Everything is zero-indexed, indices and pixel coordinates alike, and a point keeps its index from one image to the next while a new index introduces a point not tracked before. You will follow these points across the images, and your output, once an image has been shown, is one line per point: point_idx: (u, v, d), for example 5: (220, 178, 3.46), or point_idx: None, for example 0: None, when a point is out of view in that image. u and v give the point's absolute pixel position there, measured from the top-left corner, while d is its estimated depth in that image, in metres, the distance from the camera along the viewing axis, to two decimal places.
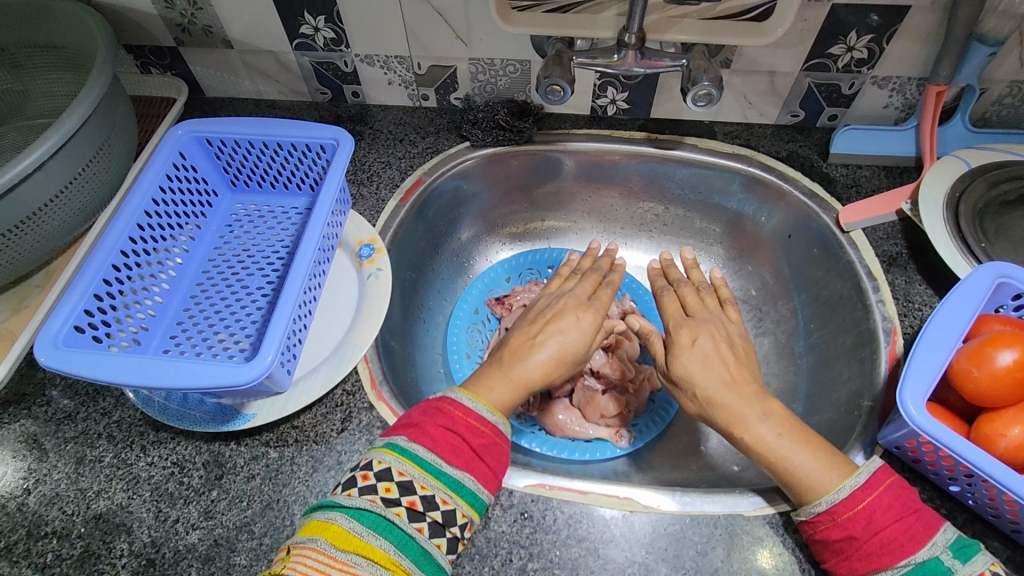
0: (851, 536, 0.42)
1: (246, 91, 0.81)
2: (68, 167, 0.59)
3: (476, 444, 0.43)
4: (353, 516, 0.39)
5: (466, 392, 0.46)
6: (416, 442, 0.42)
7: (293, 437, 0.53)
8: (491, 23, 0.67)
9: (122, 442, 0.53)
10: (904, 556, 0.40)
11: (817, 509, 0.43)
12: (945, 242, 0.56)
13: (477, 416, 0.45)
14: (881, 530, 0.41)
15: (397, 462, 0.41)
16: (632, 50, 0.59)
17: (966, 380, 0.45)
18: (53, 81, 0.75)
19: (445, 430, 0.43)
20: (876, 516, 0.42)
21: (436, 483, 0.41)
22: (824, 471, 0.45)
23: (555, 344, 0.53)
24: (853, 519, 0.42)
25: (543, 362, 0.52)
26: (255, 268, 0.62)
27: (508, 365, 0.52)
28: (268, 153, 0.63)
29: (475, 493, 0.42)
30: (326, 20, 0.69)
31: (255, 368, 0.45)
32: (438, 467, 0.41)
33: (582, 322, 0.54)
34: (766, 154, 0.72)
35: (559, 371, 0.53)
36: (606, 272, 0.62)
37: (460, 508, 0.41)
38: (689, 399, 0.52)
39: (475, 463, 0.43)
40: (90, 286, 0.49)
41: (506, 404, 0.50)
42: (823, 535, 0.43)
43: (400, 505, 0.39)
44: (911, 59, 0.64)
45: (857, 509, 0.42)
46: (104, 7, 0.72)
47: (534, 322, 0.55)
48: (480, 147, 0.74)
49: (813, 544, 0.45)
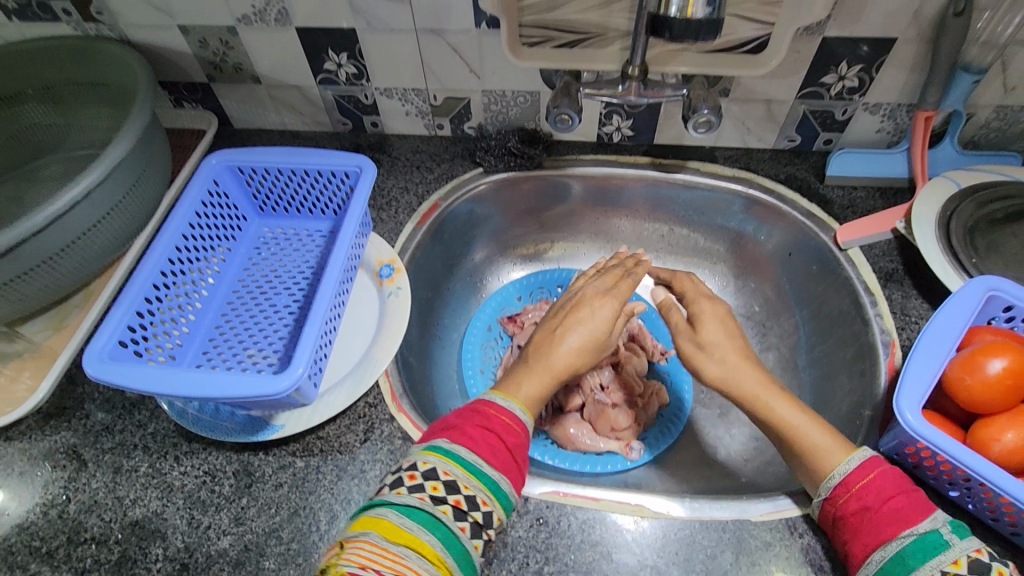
0: (863, 505, 0.44)
1: (272, 122, 0.86)
2: (110, 195, 0.63)
3: (511, 444, 0.47)
4: (403, 513, 0.42)
5: (498, 395, 0.52)
6: (458, 443, 0.46)
7: (318, 447, 0.56)
8: (503, 58, 0.71)
9: (156, 452, 0.56)
10: (908, 526, 0.42)
11: (833, 482, 0.46)
12: (938, 258, 0.59)
13: (510, 415, 0.49)
14: (890, 501, 0.44)
15: (442, 463, 0.44)
16: (635, 81, 0.63)
17: (961, 387, 0.48)
18: (95, 116, 0.80)
19: (483, 432, 0.47)
20: (885, 486, 0.44)
21: (478, 484, 0.44)
22: (837, 446, 0.48)
23: (579, 334, 0.57)
24: (865, 490, 0.45)
25: (568, 352, 0.56)
26: (282, 288, 0.65)
27: (535, 359, 0.56)
28: (295, 180, 0.67)
29: (509, 495, 0.46)
30: (349, 57, 0.74)
31: (286, 380, 0.48)
32: (480, 468, 0.45)
33: (602, 309, 0.58)
34: (766, 177, 0.75)
35: (585, 360, 0.57)
36: (629, 267, 0.65)
37: (496, 510, 0.45)
38: (714, 365, 0.55)
39: (511, 464, 0.46)
40: (133, 304, 0.53)
41: (537, 396, 0.54)
42: (840, 511, 0.45)
43: (446, 503, 0.43)
44: (900, 87, 0.68)
45: (869, 481, 0.45)
46: (142, 47, 0.77)
47: (559, 316, 0.60)
48: (493, 173, 0.78)
49: (831, 527, 0.46)
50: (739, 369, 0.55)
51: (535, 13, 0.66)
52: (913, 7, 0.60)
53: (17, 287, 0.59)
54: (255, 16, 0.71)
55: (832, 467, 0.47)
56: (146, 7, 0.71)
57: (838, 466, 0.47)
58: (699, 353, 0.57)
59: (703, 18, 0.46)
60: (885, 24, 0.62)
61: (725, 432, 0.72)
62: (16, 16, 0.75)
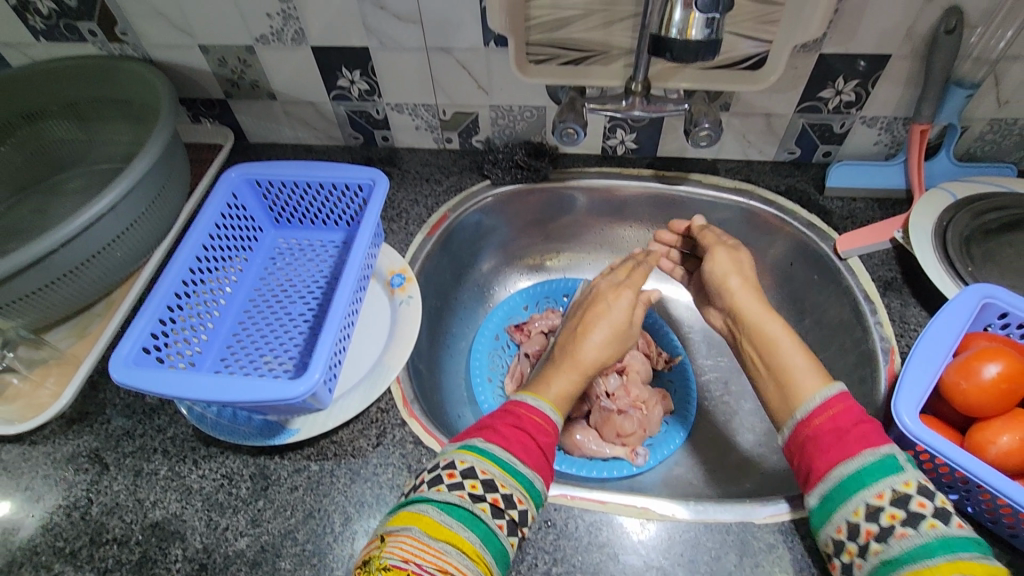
0: (835, 426, 0.48)
1: (285, 137, 0.89)
2: (133, 207, 0.66)
3: (542, 441, 0.52)
4: (444, 509, 0.44)
5: (528, 395, 0.56)
6: (493, 443, 0.49)
7: (332, 451, 0.57)
8: (510, 74, 0.74)
9: (176, 456, 0.58)
10: (871, 448, 0.46)
11: (810, 406, 0.51)
12: (935, 267, 0.61)
13: (541, 414, 0.54)
14: (858, 426, 0.48)
15: (479, 462, 0.47)
16: (638, 96, 0.66)
17: (957, 391, 0.49)
18: (116, 131, 0.83)
19: (517, 431, 0.51)
20: (856, 414, 0.49)
21: (514, 482, 0.47)
22: (816, 376, 0.53)
23: (602, 329, 0.62)
24: (839, 414, 0.49)
25: (595, 347, 0.62)
26: (297, 297, 0.67)
27: (566, 359, 0.61)
28: (310, 193, 0.70)
29: (541, 493, 0.49)
30: (361, 74, 0.77)
31: (303, 385, 0.49)
32: (515, 466, 0.48)
33: (619, 302, 0.64)
34: (766, 189, 0.77)
35: (610, 352, 0.62)
36: (643, 261, 0.70)
37: (531, 508, 0.47)
38: (737, 285, 0.61)
39: (542, 461, 0.50)
40: (156, 312, 0.55)
41: (570, 387, 0.59)
42: (812, 431, 0.49)
43: (484, 501, 0.45)
44: (896, 101, 0.70)
45: (841, 410, 0.49)
46: (163, 65, 0.80)
47: (581, 315, 0.66)
48: (500, 185, 0.81)
49: (799, 447, 0.50)
50: (750, 299, 0.60)
51: (542, 32, 0.68)
52: (906, 25, 0.62)
53: (44, 296, 0.62)
54: (272, 36, 0.73)
55: (809, 394, 0.52)
56: (169, 27, 0.74)
57: (816, 393, 0.51)
58: (732, 271, 0.62)
59: (701, 40, 0.47)
60: (879, 40, 0.64)
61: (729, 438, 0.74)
62: (43, 36, 0.78)
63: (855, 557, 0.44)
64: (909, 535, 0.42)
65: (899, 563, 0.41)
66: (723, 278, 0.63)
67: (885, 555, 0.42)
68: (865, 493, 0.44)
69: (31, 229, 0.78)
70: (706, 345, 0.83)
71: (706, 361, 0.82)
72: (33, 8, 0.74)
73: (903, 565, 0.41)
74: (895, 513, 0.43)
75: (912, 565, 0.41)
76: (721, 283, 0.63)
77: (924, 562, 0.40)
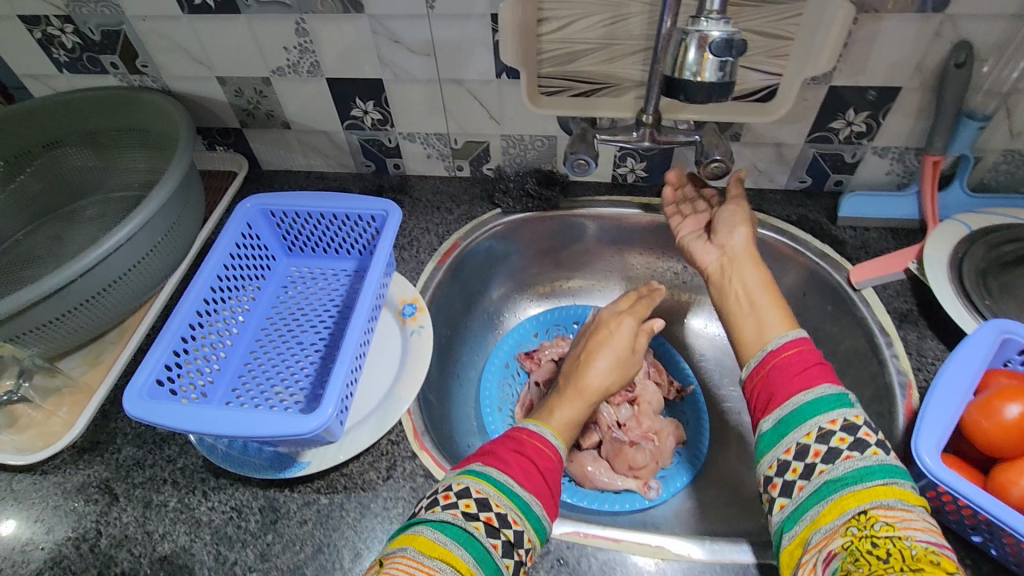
0: (801, 359, 0.52)
1: (298, 164, 0.90)
2: (150, 237, 0.66)
3: (542, 466, 0.51)
4: (437, 528, 0.43)
5: (532, 422, 0.56)
6: (491, 466, 0.49)
7: (343, 484, 0.57)
8: (521, 105, 0.75)
9: (185, 487, 0.58)
10: (831, 382, 0.50)
11: (784, 338, 0.54)
12: (951, 299, 0.60)
13: (541, 440, 0.53)
14: (819, 364, 0.52)
15: (475, 482, 0.47)
16: (649, 128, 0.66)
17: (976, 429, 0.49)
18: (134, 159, 0.84)
19: (516, 455, 0.51)
20: (820, 354, 0.53)
21: (509, 503, 0.46)
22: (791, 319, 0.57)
23: (607, 355, 0.61)
24: (807, 351, 0.53)
25: (599, 374, 0.60)
26: (309, 325, 0.68)
27: (571, 386, 0.60)
28: (323, 223, 0.70)
29: (540, 518, 0.48)
30: (374, 104, 0.78)
31: (316, 419, 0.49)
32: (511, 487, 0.47)
33: (622, 329, 0.63)
34: (778, 218, 0.77)
35: (615, 379, 0.61)
36: (646, 295, 0.69)
37: (527, 531, 0.46)
38: (745, 234, 0.65)
39: (542, 486, 0.49)
40: (170, 344, 0.56)
41: (572, 419, 0.58)
42: (779, 360, 0.53)
43: (478, 519, 0.45)
44: (908, 132, 0.70)
45: (808, 349, 0.53)
46: (180, 96, 0.82)
47: (585, 342, 0.65)
48: (511, 213, 0.81)
49: (763, 375, 0.53)
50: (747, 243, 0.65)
51: (553, 65, 0.70)
52: (916, 58, 0.62)
53: (61, 325, 0.62)
54: (288, 68, 0.75)
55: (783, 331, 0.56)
56: (188, 60, 0.76)
57: (790, 330, 0.56)
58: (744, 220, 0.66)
59: (715, 82, 0.48)
60: (889, 73, 0.64)
61: (742, 471, 0.72)
62: (67, 68, 0.80)
63: (799, 477, 0.46)
64: (854, 457, 0.45)
65: (841, 482, 0.44)
66: (737, 222, 0.66)
67: (830, 474, 0.45)
68: (820, 418, 0.47)
69: (48, 255, 0.79)
70: (718, 373, 0.82)
71: (719, 391, 0.81)
72: (58, 42, 0.76)
73: (844, 485, 0.43)
74: (844, 437, 0.46)
75: (852, 486, 0.43)
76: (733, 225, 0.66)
77: (863, 483, 0.43)
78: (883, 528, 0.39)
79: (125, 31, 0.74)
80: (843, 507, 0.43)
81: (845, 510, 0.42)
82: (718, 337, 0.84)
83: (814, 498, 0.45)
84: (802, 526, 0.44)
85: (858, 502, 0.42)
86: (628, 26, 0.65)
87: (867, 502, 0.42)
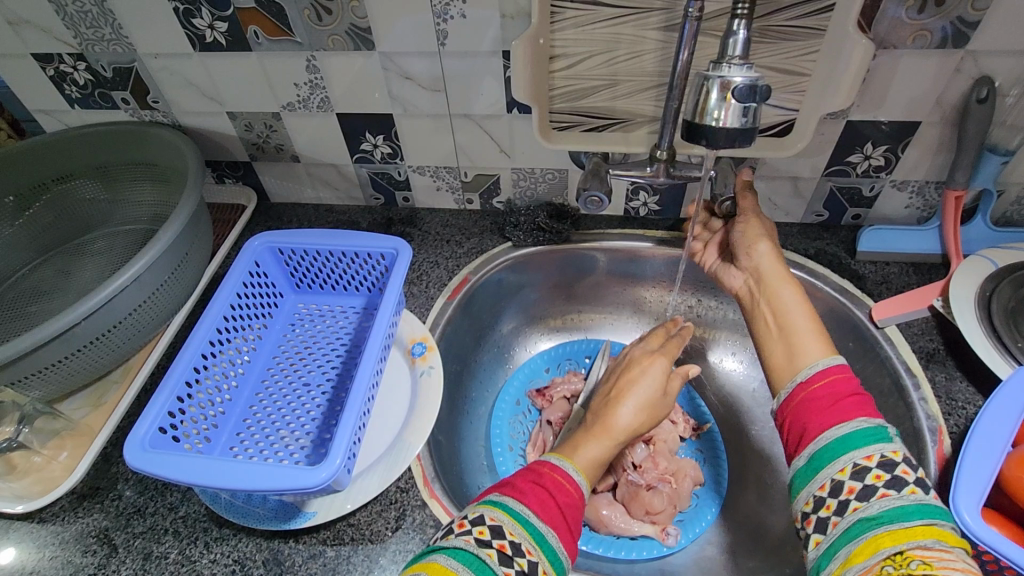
0: (832, 392, 0.48)
1: (307, 197, 0.89)
2: (157, 276, 0.66)
3: (562, 501, 0.48)
4: (450, 555, 0.41)
5: (554, 455, 0.53)
6: (507, 495, 0.47)
7: (350, 535, 0.55)
8: (532, 140, 0.74)
9: (187, 538, 0.56)
10: (866, 416, 0.45)
11: (812, 370, 0.50)
12: (981, 340, 0.58)
13: (562, 473, 0.50)
14: (854, 396, 0.47)
15: (489, 510, 0.45)
16: (662, 163, 0.64)
17: (1018, 486, 0.47)
18: (142, 193, 0.84)
19: (534, 485, 0.48)
20: (854, 384, 0.48)
21: (522, 532, 0.44)
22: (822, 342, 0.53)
23: (637, 395, 0.58)
24: (838, 381, 0.48)
25: (629, 414, 0.57)
26: (316, 366, 0.66)
27: (596, 426, 0.57)
28: (333, 260, 0.70)
29: (555, 550, 0.45)
30: (384, 139, 0.78)
31: (324, 471, 0.47)
32: (526, 517, 0.45)
33: (653, 369, 0.61)
34: (795, 252, 0.75)
35: (645, 420, 0.58)
36: (675, 333, 0.69)
37: (542, 563, 0.43)
38: (766, 250, 0.61)
39: (559, 520, 0.46)
40: (174, 390, 0.54)
41: (597, 460, 0.54)
42: (808, 394, 0.49)
43: (491, 547, 0.42)
44: (928, 166, 0.68)
45: (841, 379, 0.49)
46: (191, 131, 0.82)
47: (617, 378, 0.63)
48: (522, 247, 0.80)
49: (794, 410, 0.49)
50: (771, 263, 0.60)
51: (565, 102, 0.70)
52: (936, 93, 0.61)
53: (63, 367, 0.61)
54: (299, 104, 0.75)
55: (813, 360, 0.51)
56: (198, 96, 0.76)
57: (822, 359, 0.51)
58: (765, 239, 0.62)
59: (738, 127, 0.47)
60: (910, 107, 0.63)
61: (764, 516, 0.70)
62: (78, 104, 0.80)
63: (833, 513, 0.43)
64: (891, 496, 0.41)
65: (877, 521, 0.40)
66: (753, 241, 0.62)
67: (865, 512, 0.41)
68: (854, 453, 0.44)
69: (54, 290, 0.78)
70: (735, 410, 0.80)
71: (736, 429, 0.78)
72: (70, 79, 0.77)
73: (881, 523, 0.40)
74: (881, 474, 0.42)
75: (888, 525, 0.39)
76: (750, 245, 0.62)
77: (900, 523, 0.39)
78: (918, 566, 0.36)
79: (137, 68, 0.74)
80: (877, 546, 0.39)
81: (880, 549, 0.39)
82: (734, 373, 0.82)
83: (848, 535, 0.41)
84: (836, 563, 0.41)
85: (895, 542, 0.38)
86: (641, 63, 0.65)
87: (903, 542, 0.38)
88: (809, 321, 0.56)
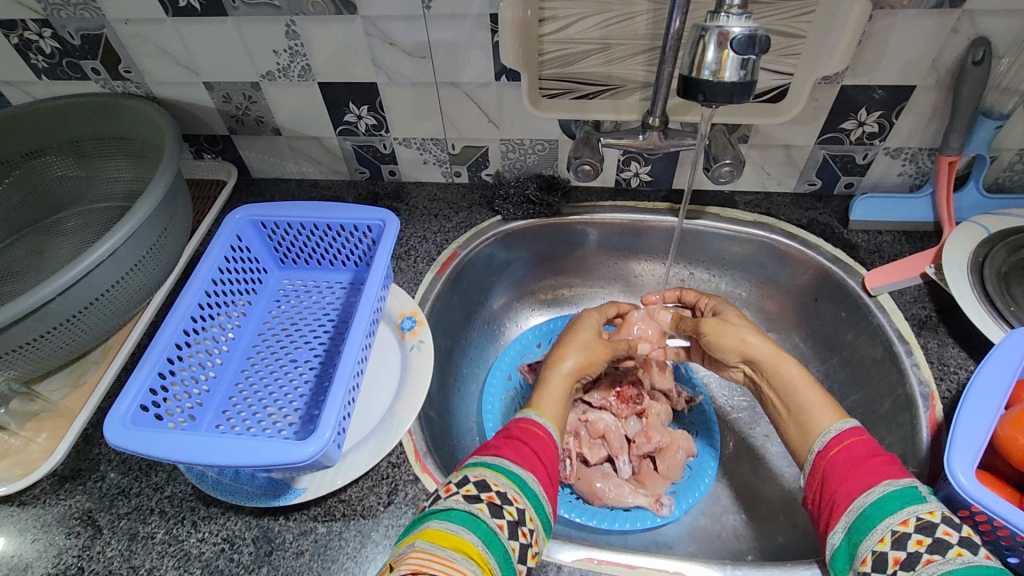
0: (851, 456, 0.47)
1: (289, 172, 0.87)
2: (135, 251, 0.63)
3: (534, 445, 0.49)
4: (443, 517, 0.41)
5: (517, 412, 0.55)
6: (482, 454, 0.47)
7: (341, 511, 0.54)
8: (521, 109, 0.72)
9: (174, 517, 0.54)
10: (892, 477, 0.44)
11: (826, 437, 0.50)
12: (974, 304, 0.58)
13: (525, 421, 0.52)
14: (873, 457, 0.46)
15: (468, 470, 0.45)
16: (654, 131, 0.62)
17: (1012, 445, 0.47)
18: (116, 168, 0.81)
19: (505, 440, 0.49)
20: (872, 446, 0.47)
21: (505, 480, 0.44)
22: (831, 410, 0.52)
23: (575, 349, 0.61)
24: (853, 445, 0.48)
25: (572, 361, 0.59)
26: (303, 342, 0.65)
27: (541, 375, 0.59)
28: (318, 234, 0.68)
29: (538, 495, 0.45)
30: (369, 109, 0.75)
31: (311, 446, 0.46)
32: (505, 467, 0.46)
33: (586, 321, 0.64)
34: (788, 222, 0.75)
35: (589, 363, 0.60)
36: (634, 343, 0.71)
37: (529, 510, 0.44)
38: (755, 340, 0.59)
39: (537, 464, 0.47)
40: (155, 366, 0.52)
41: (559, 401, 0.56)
42: (827, 463, 0.48)
43: (480, 501, 0.42)
44: (922, 133, 0.68)
45: (862, 442, 0.48)
46: (167, 104, 0.79)
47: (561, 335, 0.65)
48: (512, 220, 0.78)
49: (818, 479, 0.48)
50: (756, 343, 0.58)
51: (554, 67, 0.67)
52: (933, 54, 0.60)
53: (40, 346, 0.59)
54: (279, 72, 0.72)
55: (827, 425, 0.51)
56: (172, 64, 0.73)
57: (834, 424, 0.50)
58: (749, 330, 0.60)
59: (737, 81, 0.46)
60: (903, 72, 0.62)
61: (756, 484, 0.70)
62: (45, 74, 0.77)
63: None
64: (936, 562, 0.38)
65: None
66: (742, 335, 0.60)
67: None
68: (890, 521, 0.41)
69: (26, 270, 0.75)
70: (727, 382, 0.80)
71: (727, 401, 0.78)
72: (36, 47, 0.73)
73: None
74: (921, 539, 0.39)
75: None
76: (739, 338, 0.59)
77: None
78: None
79: (106, 35, 0.70)
80: None
81: None
82: None
83: None
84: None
85: None
86: (633, 25, 0.63)
87: None
88: (816, 391, 0.54)
